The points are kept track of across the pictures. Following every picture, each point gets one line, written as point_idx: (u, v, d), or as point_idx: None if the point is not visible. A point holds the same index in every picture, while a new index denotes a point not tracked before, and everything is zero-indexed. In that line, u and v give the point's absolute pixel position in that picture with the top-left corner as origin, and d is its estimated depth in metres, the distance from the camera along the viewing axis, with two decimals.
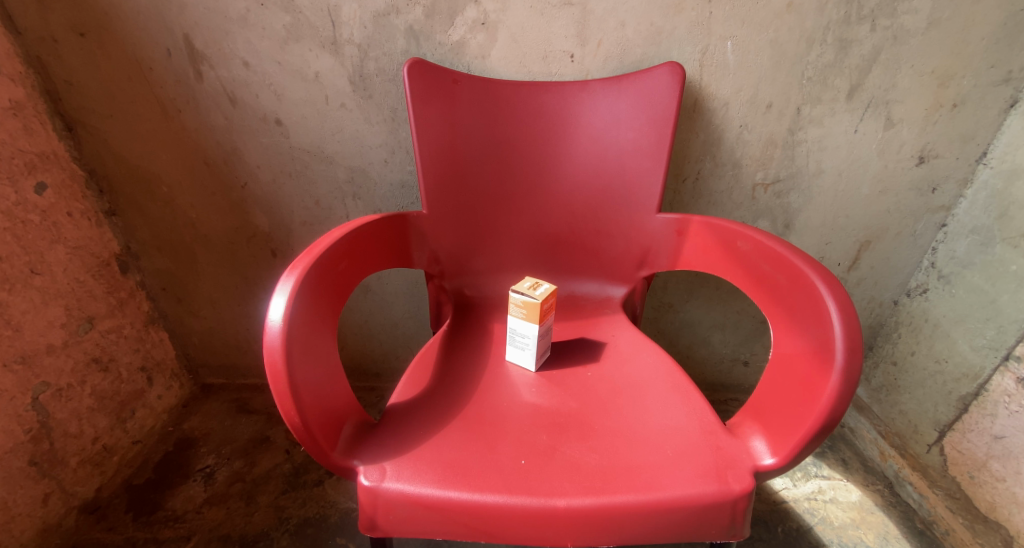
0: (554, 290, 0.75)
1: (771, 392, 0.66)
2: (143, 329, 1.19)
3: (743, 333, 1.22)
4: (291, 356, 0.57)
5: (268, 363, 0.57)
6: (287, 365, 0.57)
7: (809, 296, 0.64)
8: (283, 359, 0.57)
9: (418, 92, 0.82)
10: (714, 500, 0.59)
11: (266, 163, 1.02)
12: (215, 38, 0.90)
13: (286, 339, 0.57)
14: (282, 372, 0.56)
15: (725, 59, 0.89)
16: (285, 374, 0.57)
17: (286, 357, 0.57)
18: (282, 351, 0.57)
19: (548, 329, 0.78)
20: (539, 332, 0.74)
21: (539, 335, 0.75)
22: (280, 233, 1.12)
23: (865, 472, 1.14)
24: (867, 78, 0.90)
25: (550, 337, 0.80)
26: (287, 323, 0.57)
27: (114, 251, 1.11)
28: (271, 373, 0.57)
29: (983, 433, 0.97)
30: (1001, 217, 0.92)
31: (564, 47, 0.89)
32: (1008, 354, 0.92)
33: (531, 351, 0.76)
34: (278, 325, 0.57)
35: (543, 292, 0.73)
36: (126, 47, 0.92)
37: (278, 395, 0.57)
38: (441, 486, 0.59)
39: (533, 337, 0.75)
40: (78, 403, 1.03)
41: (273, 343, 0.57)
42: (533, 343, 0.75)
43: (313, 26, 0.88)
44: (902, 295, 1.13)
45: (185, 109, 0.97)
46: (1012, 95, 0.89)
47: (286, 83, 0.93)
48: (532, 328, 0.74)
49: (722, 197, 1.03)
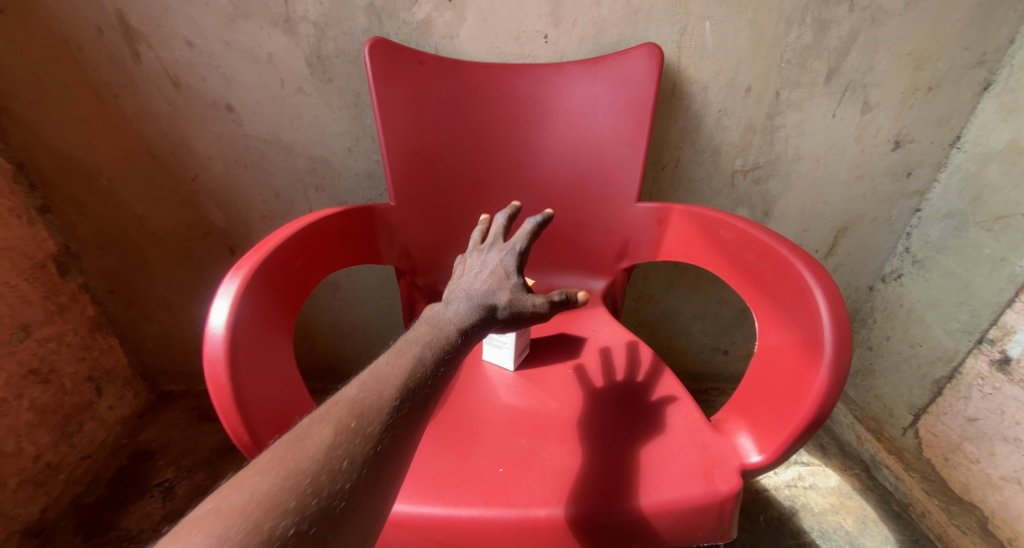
0: None
1: (758, 386, 0.64)
2: (88, 335, 1.10)
3: (723, 323, 1.21)
4: (236, 366, 0.51)
5: (209, 375, 0.51)
6: (232, 376, 0.51)
7: (795, 286, 0.61)
8: (226, 370, 0.51)
9: (382, 74, 0.76)
10: (702, 502, 0.55)
11: (218, 153, 0.95)
12: (152, 14, 0.81)
13: (229, 347, 0.51)
14: (226, 385, 0.50)
15: (703, 40, 0.86)
16: (229, 387, 0.50)
17: (230, 368, 0.51)
18: (225, 360, 0.51)
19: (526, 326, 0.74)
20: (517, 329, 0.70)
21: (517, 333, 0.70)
22: (238, 229, 1.04)
23: (843, 457, 1.15)
24: (846, 60, 0.88)
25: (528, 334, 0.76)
26: (230, 329, 0.52)
27: (51, 251, 1.01)
28: (214, 386, 0.51)
29: (958, 416, 0.97)
30: (975, 201, 0.92)
31: (537, 27, 0.84)
32: (982, 337, 0.92)
33: (509, 350, 0.71)
34: (220, 331, 0.52)
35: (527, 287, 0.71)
36: (50, 24, 0.83)
37: (222, 410, 0.51)
38: (413, 501, 0.55)
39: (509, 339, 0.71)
40: (15, 419, 0.94)
41: (215, 352, 0.51)
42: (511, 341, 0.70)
43: (263, 2, 0.80)
44: (877, 280, 1.14)
45: (122, 93, 0.88)
46: (986, 77, 0.88)
47: (235, 66, 0.86)
48: None
49: (701, 185, 1.01)
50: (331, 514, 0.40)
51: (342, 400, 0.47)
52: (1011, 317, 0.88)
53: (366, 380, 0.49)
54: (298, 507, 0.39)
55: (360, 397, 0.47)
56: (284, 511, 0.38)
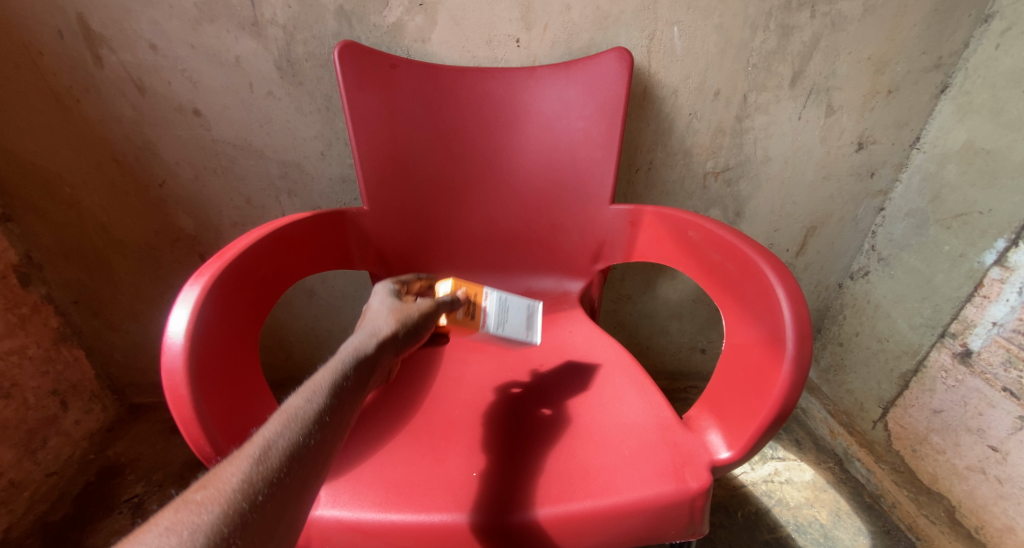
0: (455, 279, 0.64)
1: (727, 384, 0.65)
2: (52, 347, 1.07)
3: (699, 322, 1.22)
4: (196, 377, 0.50)
5: (168, 386, 0.50)
6: (192, 387, 0.50)
7: (759, 285, 0.63)
8: (186, 380, 0.49)
9: (352, 77, 0.76)
10: (671, 500, 0.56)
11: (187, 158, 0.93)
12: (114, 18, 0.79)
13: (189, 357, 0.50)
14: (186, 396, 0.49)
15: (672, 44, 0.87)
16: (189, 398, 0.49)
17: (190, 379, 0.50)
18: (185, 371, 0.50)
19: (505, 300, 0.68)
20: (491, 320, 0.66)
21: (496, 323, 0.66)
22: (208, 235, 1.02)
23: (817, 451, 1.17)
24: (809, 64, 0.90)
25: (517, 297, 0.70)
26: (190, 338, 0.51)
27: (11, 261, 0.98)
28: (173, 397, 0.50)
29: (924, 408, 1.00)
30: (934, 200, 0.95)
31: (508, 31, 0.84)
32: (944, 331, 0.95)
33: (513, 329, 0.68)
34: (179, 341, 0.50)
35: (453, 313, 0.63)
36: (7, 28, 0.80)
37: (182, 422, 0.49)
38: (383, 508, 0.54)
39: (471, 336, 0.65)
40: None
41: (174, 362, 0.50)
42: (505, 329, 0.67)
43: (230, 5, 0.79)
44: (846, 278, 1.17)
45: (85, 98, 0.86)
46: (942, 80, 0.92)
47: (202, 70, 0.84)
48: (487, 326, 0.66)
49: (673, 187, 1.02)
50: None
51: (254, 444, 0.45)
52: (971, 311, 0.90)
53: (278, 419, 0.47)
54: None
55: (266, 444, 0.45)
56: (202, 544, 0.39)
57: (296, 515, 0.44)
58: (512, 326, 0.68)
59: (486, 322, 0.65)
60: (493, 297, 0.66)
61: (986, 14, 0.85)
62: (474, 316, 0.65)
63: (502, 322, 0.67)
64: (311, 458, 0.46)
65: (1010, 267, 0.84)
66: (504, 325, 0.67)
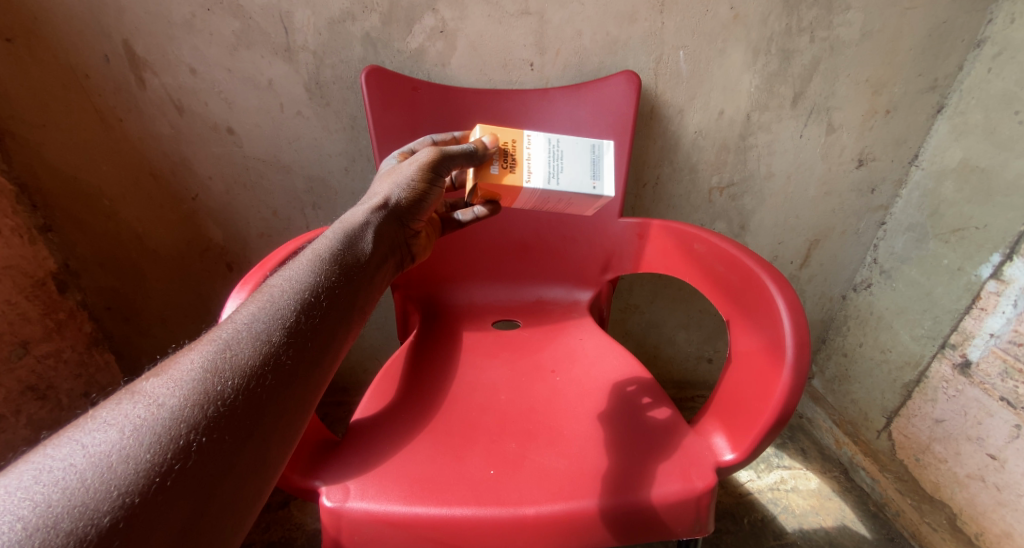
0: (485, 128, 0.62)
1: (731, 390, 0.68)
2: (85, 351, 1.12)
3: (705, 332, 1.26)
4: None
5: None
6: None
7: (761, 295, 0.66)
8: None
9: (377, 99, 0.81)
10: (680, 497, 0.59)
11: (219, 173, 0.99)
12: (158, 44, 0.85)
13: None
14: None
15: (678, 67, 0.92)
16: None
17: None
18: None
19: (558, 146, 0.63)
20: (540, 171, 0.61)
21: (546, 177, 0.61)
22: (236, 246, 1.08)
23: (822, 460, 1.20)
24: (809, 86, 0.94)
25: (576, 145, 0.64)
26: None
27: (50, 269, 1.04)
28: None
29: (926, 417, 1.02)
30: (933, 215, 0.99)
31: (523, 55, 0.89)
32: (944, 342, 0.98)
33: (568, 186, 0.62)
34: None
35: (486, 166, 0.61)
36: (58, 53, 0.86)
37: None
38: (409, 502, 0.58)
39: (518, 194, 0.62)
40: (13, 435, 0.97)
41: None
42: (558, 184, 0.62)
43: (264, 32, 0.85)
44: (849, 290, 1.20)
45: (127, 117, 0.92)
46: (938, 101, 0.95)
47: (237, 91, 0.90)
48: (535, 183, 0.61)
49: (680, 201, 1.07)
50: (179, 485, 0.38)
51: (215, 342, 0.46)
52: (969, 323, 0.93)
53: (245, 322, 0.48)
54: (146, 455, 0.38)
55: (228, 341, 0.46)
56: (161, 433, 0.39)
57: (272, 413, 0.45)
58: (571, 178, 0.62)
59: (534, 177, 0.61)
60: (539, 143, 0.62)
61: (979, 39, 0.89)
62: (516, 170, 0.61)
63: (555, 172, 0.62)
64: (285, 361, 0.47)
65: (1005, 280, 0.87)
66: (558, 177, 0.62)
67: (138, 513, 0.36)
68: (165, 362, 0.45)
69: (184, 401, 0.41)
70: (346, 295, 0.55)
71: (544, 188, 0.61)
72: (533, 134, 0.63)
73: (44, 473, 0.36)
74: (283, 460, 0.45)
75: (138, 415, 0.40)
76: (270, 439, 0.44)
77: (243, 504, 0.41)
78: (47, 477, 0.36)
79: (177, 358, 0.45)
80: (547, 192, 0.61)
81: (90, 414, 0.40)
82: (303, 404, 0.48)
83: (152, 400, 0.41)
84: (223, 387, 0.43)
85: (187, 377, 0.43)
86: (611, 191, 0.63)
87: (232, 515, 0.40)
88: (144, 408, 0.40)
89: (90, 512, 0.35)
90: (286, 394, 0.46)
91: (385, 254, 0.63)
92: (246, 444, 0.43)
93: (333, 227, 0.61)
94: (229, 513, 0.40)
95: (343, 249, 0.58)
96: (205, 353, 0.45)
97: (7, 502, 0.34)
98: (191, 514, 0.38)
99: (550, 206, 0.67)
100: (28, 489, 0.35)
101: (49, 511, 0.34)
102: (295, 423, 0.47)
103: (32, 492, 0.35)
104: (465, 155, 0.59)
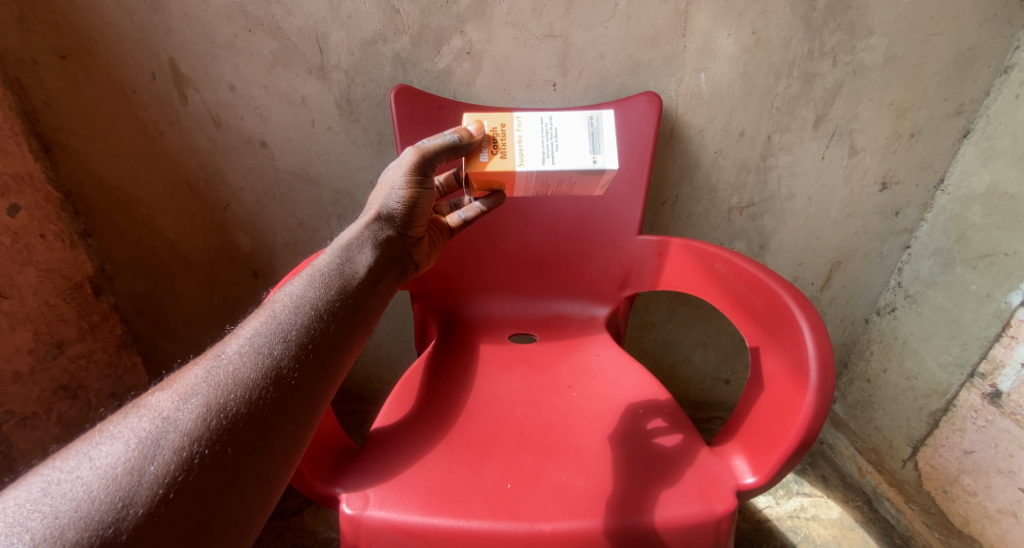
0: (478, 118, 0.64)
1: (753, 412, 0.67)
2: (115, 353, 1.16)
3: (723, 352, 1.24)
4: None
5: None
6: None
7: (784, 317, 0.66)
8: None
9: (406, 116, 0.84)
10: (698, 521, 0.59)
11: (250, 185, 1.03)
12: (201, 62, 0.90)
13: None
14: None
15: (699, 89, 0.93)
16: None
17: None
18: None
19: (552, 126, 0.64)
20: (534, 153, 0.63)
21: (543, 160, 0.63)
22: (263, 254, 1.12)
23: (844, 488, 1.17)
24: (831, 109, 0.95)
25: (569, 120, 0.65)
26: None
27: (88, 273, 1.08)
28: None
29: (954, 448, 0.98)
30: (959, 240, 0.97)
31: (546, 75, 0.92)
32: (973, 371, 0.95)
33: (564, 167, 0.63)
34: None
35: (477, 155, 0.64)
36: (109, 70, 0.91)
37: None
38: (427, 513, 0.58)
39: (514, 176, 0.64)
40: (43, 432, 1.01)
41: None
42: (557, 166, 0.63)
43: (301, 52, 0.89)
44: (872, 313, 1.18)
45: (168, 130, 0.97)
46: (965, 125, 0.95)
47: (272, 107, 0.94)
48: (531, 165, 0.63)
49: (699, 220, 1.07)
50: (182, 498, 0.39)
51: (216, 358, 0.48)
52: (999, 351, 0.90)
53: (246, 338, 0.50)
54: (148, 468, 0.40)
55: (227, 356, 0.48)
56: (164, 447, 0.41)
57: (272, 428, 0.46)
58: (568, 156, 0.64)
59: (528, 158, 0.63)
60: (530, 124, 0.64)
61: (1006, 65, 0.89)
62: (508, 153, 0.64)
63: (549, 152, 0.64)
64: (285, 377, 0.48)
65: None
66: (553, 156, 0.63)
67: (143, 525, 0.37)
68: (171, 377, 0.47)
69: (184, 417, 0.43)
70: (348, 308, 0.56)
71: (539, 168, 0.63)
72: (523, 116, 0.64)
73: (53, 486, 0.38)
74: (287, 472, 0.47)
75: (143, 429, 0.42)
76: (273, 453, 0.45)
77: (247, 515, 0.43)
78: (56, 490, 0.38)
79: (181, 374, 0.47)
80: (543, 171, 0.63)
81: (100, 428, 0.42)
82: (306, 418, 0.48)
83: (157, 414, 0.43)
84: (226, 400, 0.45)
85: (190, 392, 0.45)
86: (613, 163, 0.64)
87: (237, 525, 0.42)
88: (145, 423, 0.42)
89: (96, 524, 0.37)
90: (286, 409, 0.47)
91: (385, 264, 0.64)
92: (248, 457, 0.44)
93: (331, 246, 0.62)
94: (234, 524, 0.42)
95: (341, 265, 0.59)
96: (206, 370, 0.47)
97: (18, 513, 0.36)
98: (196, 525, 0.39)
99: (553, 189, 0.68)
100: (37, 502, 0.37)
101: (56, 523, 0.36)
102: (300, 435, 0.48)
103: (42, 505, 0.37)
104: (451, 146, 0.63)
